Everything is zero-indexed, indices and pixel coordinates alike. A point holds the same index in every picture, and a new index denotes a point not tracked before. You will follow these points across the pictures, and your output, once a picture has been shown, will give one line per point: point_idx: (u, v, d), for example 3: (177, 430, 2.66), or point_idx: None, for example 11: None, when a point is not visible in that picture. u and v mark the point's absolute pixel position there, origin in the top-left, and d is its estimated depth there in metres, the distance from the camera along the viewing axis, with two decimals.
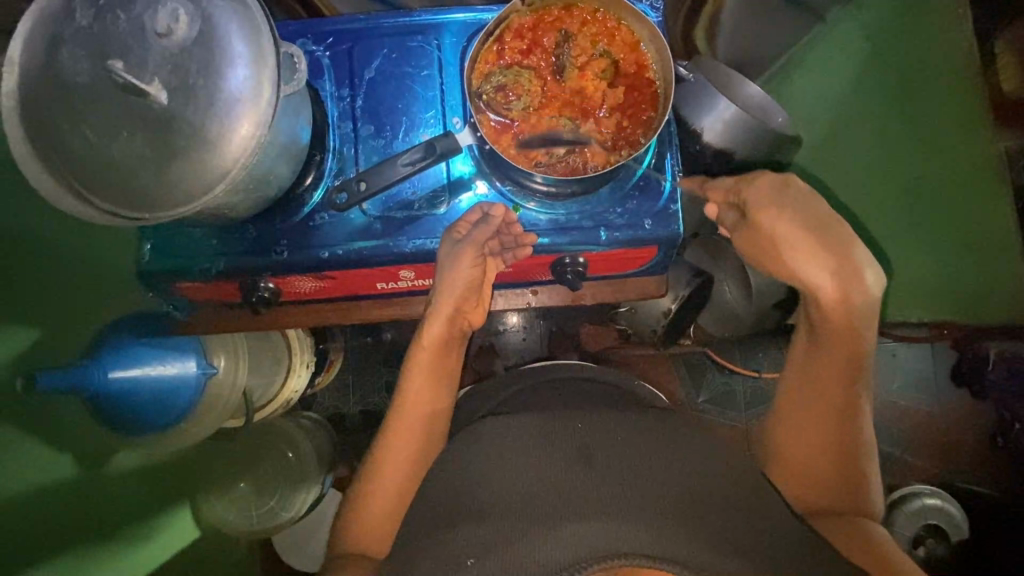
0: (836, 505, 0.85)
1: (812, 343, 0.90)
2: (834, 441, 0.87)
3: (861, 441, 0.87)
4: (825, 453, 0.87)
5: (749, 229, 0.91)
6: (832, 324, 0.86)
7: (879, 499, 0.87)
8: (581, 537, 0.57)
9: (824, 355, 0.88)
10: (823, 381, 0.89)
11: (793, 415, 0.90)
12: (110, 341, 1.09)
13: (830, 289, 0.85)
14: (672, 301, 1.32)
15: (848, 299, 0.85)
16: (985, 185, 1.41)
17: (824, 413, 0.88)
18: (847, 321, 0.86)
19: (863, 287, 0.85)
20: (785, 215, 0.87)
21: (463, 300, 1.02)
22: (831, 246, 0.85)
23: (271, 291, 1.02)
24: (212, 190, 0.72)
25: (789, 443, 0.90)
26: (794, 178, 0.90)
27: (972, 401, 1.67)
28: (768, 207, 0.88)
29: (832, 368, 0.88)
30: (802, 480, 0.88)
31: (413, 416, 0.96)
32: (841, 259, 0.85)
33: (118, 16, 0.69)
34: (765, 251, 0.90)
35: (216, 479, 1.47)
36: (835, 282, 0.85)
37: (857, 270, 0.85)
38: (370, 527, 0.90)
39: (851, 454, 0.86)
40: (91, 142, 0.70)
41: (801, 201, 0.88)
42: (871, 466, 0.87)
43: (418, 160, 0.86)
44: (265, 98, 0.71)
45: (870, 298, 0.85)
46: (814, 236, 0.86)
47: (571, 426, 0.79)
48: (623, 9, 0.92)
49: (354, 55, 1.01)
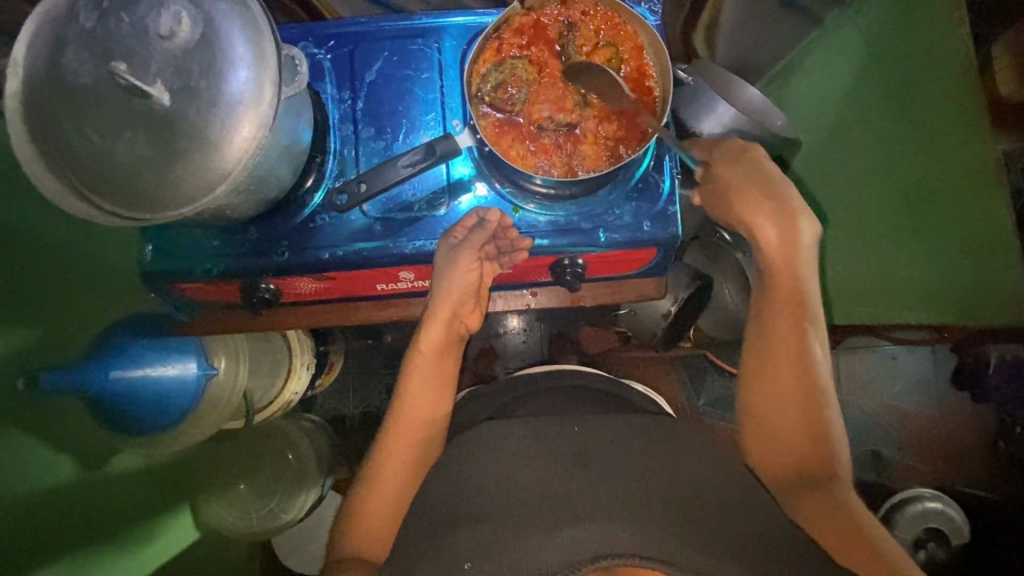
0: (806, 461, 0.86)
1: (761, 291, 0.97)
2: (795, 388, 0.90)
3: (819, 386, 0.90)
4: (787, 402, 0.90)
5: (707, 186, 0.98)
6: (774, 266, 0.94)
7: (845, 450, 0.88)
8: (576, 542, 0.57)
9: (772, 300, 0.95)
10: (776, 326, 0.94)
11: (755, 369, 0.94)
12: (110, 342, 1.10)
13: (772, 233, 0.93)
14: (672, 303, 1.33)
15: (787, 242, 0.93)
16: (982, 187, 1.42)
17: (781, 358, 0.92)
18: (786, 262, 0.94)
19: (799, 234, 0.93)
20: (734, 168, 0.95)
21: (461, 303, 1.03)
22: (774, 194, 0.93)
23: (272, 292, 1.03)
24: (213, 191, 0.72)
25: (755, 399, 0.92)
26: (755, 146, 0.97)
27: (971, 404, 1.67)
28: (727, 163, 0.96)
29: (783, 314, 0.94)
30: (771, 436, 0.89)
31: (412, 418, 0.97)
32: (785, 207, 0.93)
33: (121, 19, 0.70)
34: (720, 203, 0.97)
35: (215, 483, 1.46)
36: (776, 228, 0.93)
37: (794, 216, 0.93)
38: (369, 529, 0.90)
39: (811, 400, 0.89)
40: (94, 144, 0.71)
41: (751, 162, 0.95)
42: (831, 412, 0.89)
43: (418, 162, 0.87)
44: (266, 99, 0.72)
45: (806, 243, 0.94)
46: (762, 187, 0.93)
47: (569, 429, 0.80)
48: (626, 14, 0.92)
49: (354, 57, 1.02)
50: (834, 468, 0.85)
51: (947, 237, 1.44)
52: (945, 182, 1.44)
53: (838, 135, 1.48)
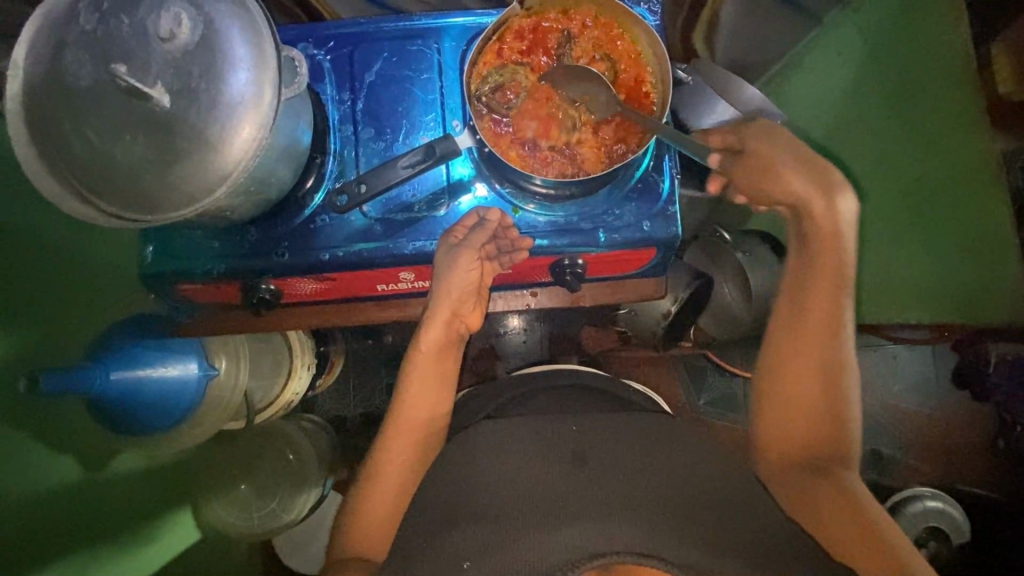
0: (818, 442, 0.86)
1: (800, 260, 0.91)
2: (819, 366, 0.88)
3: (844, 365, 0.88)
4: (809, 381, 0.88)
5: (744, 164, 0.87)
6: (818, 243, 0.88)
7: (858, 430, 0.87)
8: (574, 542, 0.57)
9: (811, 273, 0.89)
10: (813, 300, 0.89)
11: (782, 341, 0.90)
12: (111, 343, 1.10)
13: (817, 208, 0.87)
14: (673, 303, 1.32)
15: (832, 217, 0.87)
16: (979, 187, 1.42)
17: (810, 334, 0.89)
18: (830, 237, 0.88)
19: (842, 211, 0.87)
20: (773, 142, 0.86)
21: (460, 303, 1.03)
22: (816, 170, 0.87)
23: (272, 292, 1.02)
24: (214, 192, 0.73)
25: (776, 373, 0.90)
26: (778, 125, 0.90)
27: (971, 402, 1.67)
28: (763, 139, 0.87)
29: (822, 286, 0.88)
30: (786, 413, 0.88)
31: (412, 418, 0.97)
32: (826, 182, 0.87)
33: (121, 21, 0.70)
34: (757, 182, 0.87)
35: (216, 484, 1.45)
36: (822, 202, 0.86)
37: (836, 191, 0.87)
38: (369, 528, 0.90)
39: (833, 380, 0.87)
40: (94, 146, 0.71)
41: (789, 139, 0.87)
42: (851, 392, 0.88)
43: (418, 162, 0.87)
44: (266, 100, 0.72)
45: (847, 219, 0.88)
46: (804, 161, 0.86)
47: (568, 429, 0.80)
48: (625, 18, 0.93)
49: (354, 59, 1.02)
50: (842, 451, 0.85)
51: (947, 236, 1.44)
52: (945, 181, 1.44)
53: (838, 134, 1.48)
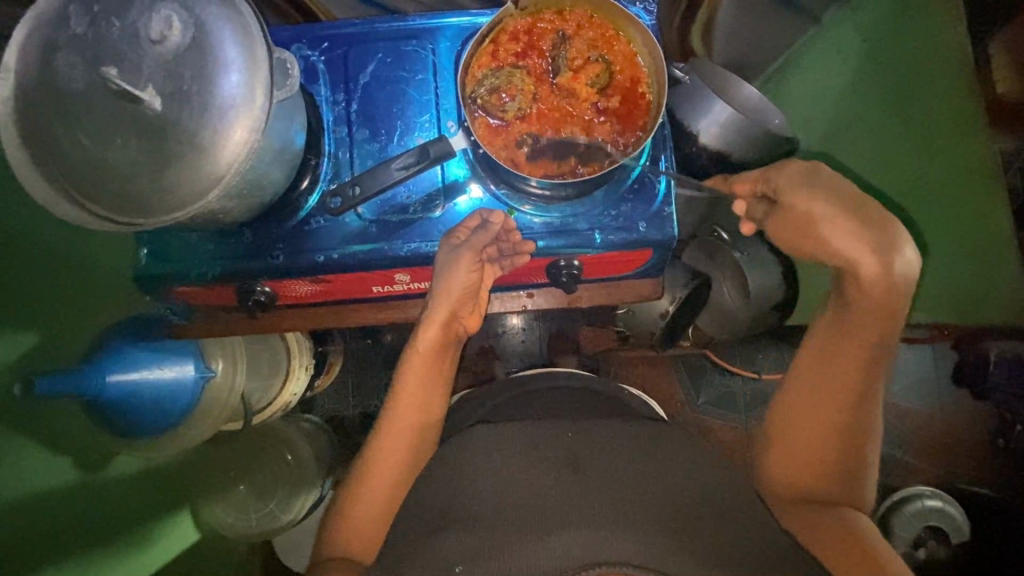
0: (823, 487, 0.84)
1: (841, 316, 0.86)
2: (842, 425, 0.84)
3: (869, 428, 0.85)
4: (828, 433, 0.85)
5: (780, 215, 0.88)
6: (865, 304, 0.83)
7: (868, 486, 0.85)
8: (564, 549, 0.57)
9: (850, 332, 0.85)
10: (845, 358, 0.85)
11: (806, 390, 0.88)
12: (107, 345, 1.10)
13: (870, 265, 0.81)
14: (671, 302, 1.32)
15: (884, 279, 0.81)
16: (980, 188, 1.41)
17: (834, 389, 0.86)
18: (879, 300, 0.82)
19: (900, 268, 0.81)
20: (811, 194, 0.84)
21: (459, 304, 1.01)
22: (864, 223, 0.82)
23: (267, 295, 1.03)
24: (205, 195, 0.72)
25: (795, 421, 0.87)
26: (819, 164, 0.88)
27: (972, 401, 1.66)
28: (800, 189, 0.85)
29: (856, 346, 0.85)
30: (801, 461, 0.85)
31: (404, 423, 0.96)
32: (878, 238, 0.81)
33: (112, 23, 0.69)
34: (795, 232, 0.87)
35: (214, 483, 1.46)
36: (874, 260, 0.81)
37: (894, 247, 0.81)
38: (359, 530, 0.89)
39: (853, 437, 0.84)
40: (86, 149, 0.71)
41: (831, 184, 0.85)
42: (870, 453, 0.85)
43: (411, 164, 0.87)
44: (258, 103, 0.71)
45: (905, 277, 0.82)
46: (849, 213, 0.82)
47: (562, 436, 0.79)
48: (621, 18, 0.92)
49: (348, 59, 1.01)
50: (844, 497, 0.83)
51: (946, 236, 1.43)
52: (944, 180, 1.43)
53: (836, 133, 1.47)
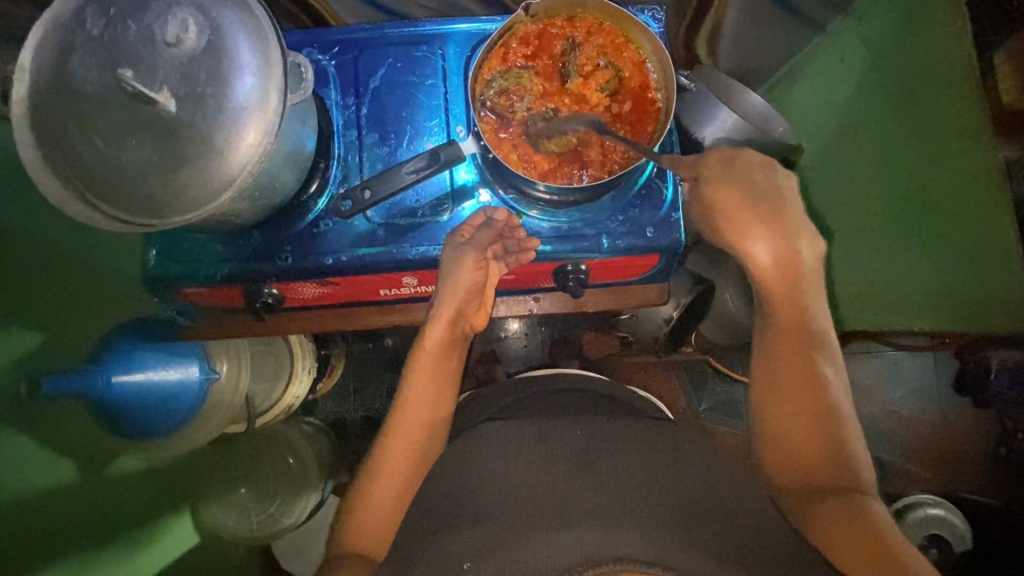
0: (831, 477, 0.80)
1: (761, 318, 0.91)
2: (811, 415, 0.84)
3: (837, 413, 0.84)
4: (803, 426, 0.84)
5: (698, 206, 0.91)
6: (773, 296, 0.88)
7: (869, 468, 0.82)
8: (574, 541, 0.57)
9: (776, 328, 0.89)
10: (781, 353, 0.88)
11: (763, 392, 0.89)
12: (114, 346, 1.10)
13: (768, 256, 0.87)
14: (674, 308, 1.34)
15: (785, 267, 0.87)
16: (983, 194, 1.33)
17: (787, 381, 0.87)
18: (788, 288, 0.88)
19: (799, 255, 0.87)
20: (731, 188, 0.87)
21: (465, 302, 1.02)
22: (772, 218, 0.87)
23: (275, 296, 1.03)
24: (218, 197, 0.73)
25: (769, 419, 0.87)
26: (746, 151, 0.89)
27: (973, 410, 1.67)
28: (716, 181, 0.87)
29: (787, 341, 0.88)
30: (788, 458, 0.83)
31: (414, 420, 0.96)
32: (781, 231, 0.86)
33: (128, 26, 0.70)
34: (708, 224, 0.90)
35: (217, 481, 1.47)
36: (773, 250, 0.87)
37: (794, 238, 0.87)
38: (368, 529, 0.88)
39: (828, 424, 0.83)
40: (99, 149, 0.71)
41: (741, 170, 0.88)
42: (853, 436, 0.83)
43: (423, 168, 0.87)
44: (272, 107, 0.72)
45: (806, 264, 0.88)
46: (756, 204, 0.87)
47: (569, 432, 0.80)
48: (632, 26, 0.93)
49: (358, 64, 1.02)
50: (857, 482, 0.79)
51: None
52: None
53: None
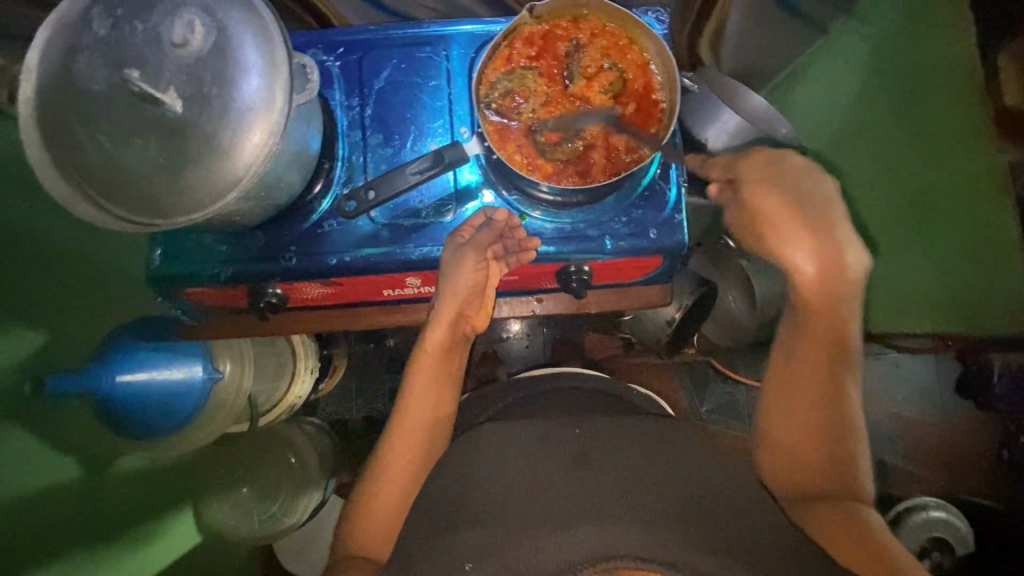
0: (829, 483, 0.82)
1: (791, 324, 0.92)
2: (822, 421, 0.86)
3: (849, 426, 0.86)
4: (814, 428, 0.86)
5: (736, 207, 0.94)
6: (809, 306, 0.89)
7: (870, 480, 0.84)
8: (578, 540, 0.57)
9: (804, 335, 0.90)
10: (805, 359, 0.90)
11: (779, 394, 0.91)
12: (119, 345, 1.11)
13: (811, 269, 0.87)
14: (677, 310, 1.33)
15: (828, 279, 0.87)
16: (984, 195, 1.35)
17: (807, 384, 0.89)
18: (825, 300, 0.88)
19: (845, 269, 0.86)
20: (768, 193, 0.89)
21: (466, 303, 1.03)
22: (810, 226, 0.87)
23: (279, 296, 1.02)
24: (223, 198, 0.73)
25: (783, 418, 0.89)
26: (789, 155, 0.91)
27: (976, 412, 1.67)
28: (756, 183, 0.91)
29: (813, 348, 0.89)
30: (790, 459, 0.86)
31: (415, 420, 0.97)
32: (822, 241, 0.86)
33: (134, 27, 0.70)
34: (749, 228, 0.92)
35: (218, 482, 1.48)
36: (815, 262, 0.87)
37: (840, 251, 0.86)
38: (372, 529, 0.89)
39: (837, 433, 0.85)
40: (105, 149, 0.72)
41: (784, 176, 0.90)
42: (860, 447, 0.85)
43: (427, 169, 0.87)
44: (278, 108, 0.72)
45: (850, 278, 0.86)
46: (797, 211, 0.88)
47: (571, 431, 0.80)
48: (636, 27, 0.93)
49: (363, 65, 1.02)
50: (855, 491, 0.81)
51: None
52: None
53: None
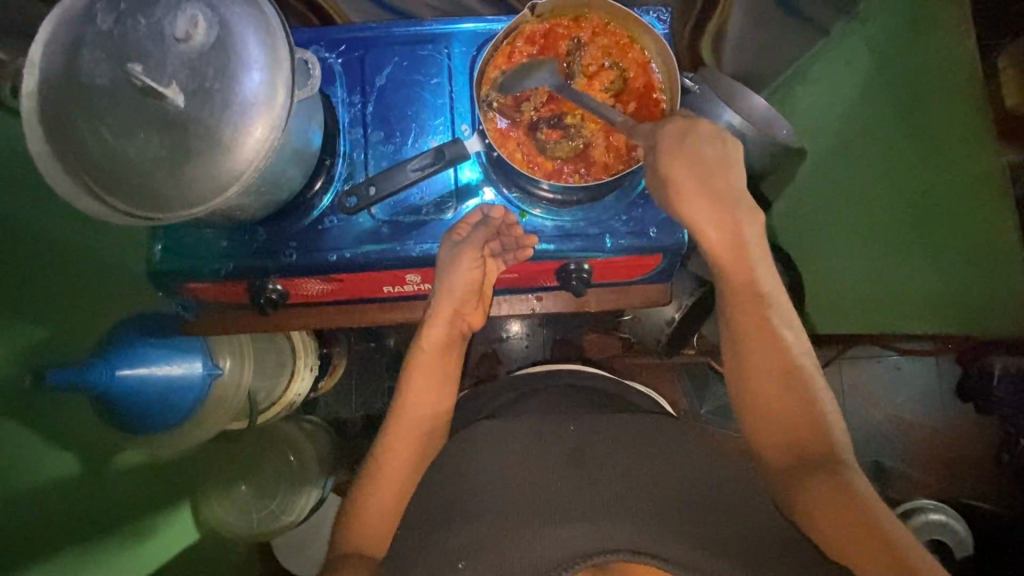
0: (812, 445, 0.77)
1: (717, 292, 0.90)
2: (782, 383, 0.82)
3: (807, 377, 0.82)
4: (782, 398, 0.81)
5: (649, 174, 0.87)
6: (726, 271, 0.88)
7: (845, 434, 0.80)
8: (577, 537, 0.58)
9: (731, 301, 0.88)
10: (743, 326, 0.86)
11: (735, 369, 0.86)
12: (118, 340, 1.11)
13: (716, 236, 0.86)
14: (677, 310, 1.35)
15: (733, 243, 0.87)
16: (985, 197, 1.42)
17: (759, 351, 0.85)
18: (738, 261, 0.87)
19: (744, 230, 0.87)
20: (681, 160, 0.84)
21: (463, 301, 1.04)
22: (716, 192, 0.85)
23: (279, 293, 1.03)
24: (225, 191, 0.73)
25: (749, 394, 0.83)
26: (696, 121, 0.87)
27: (975, 416, 1.67)
28: (673, 154, 0.84)
29: (744, 311, 0.86)
30: (768, 433, 0.81)
31: (414, 417, 0.97)
32: (727, 208, 0.86)
33: (138, 21, 0.71)
34: (660, 195, 0.88)
35: (217, 478, 1.47)
36: (720, 230, 0.86)
37: (738, 218, 0.86)
38: (369, 526, 0.89)
39: (799, 388, 0.81)
40: (108, 142, 0.72)
41: (694, 145, 0.85)
42: (822, 395, 0.82)
43: (427, 165, 0.88)
44: (279, 102, 0.73)
45: (751, 238, 0.87)
46: (703, 183, 0.84)
47: (568, 429, 0.80)
48: (637, 26, 0.93)
49: (365, 62, 1.03)
50: (839, 451, 0.77)
51: (951, 248, 1.44)
52: (952, 191, 1.44)
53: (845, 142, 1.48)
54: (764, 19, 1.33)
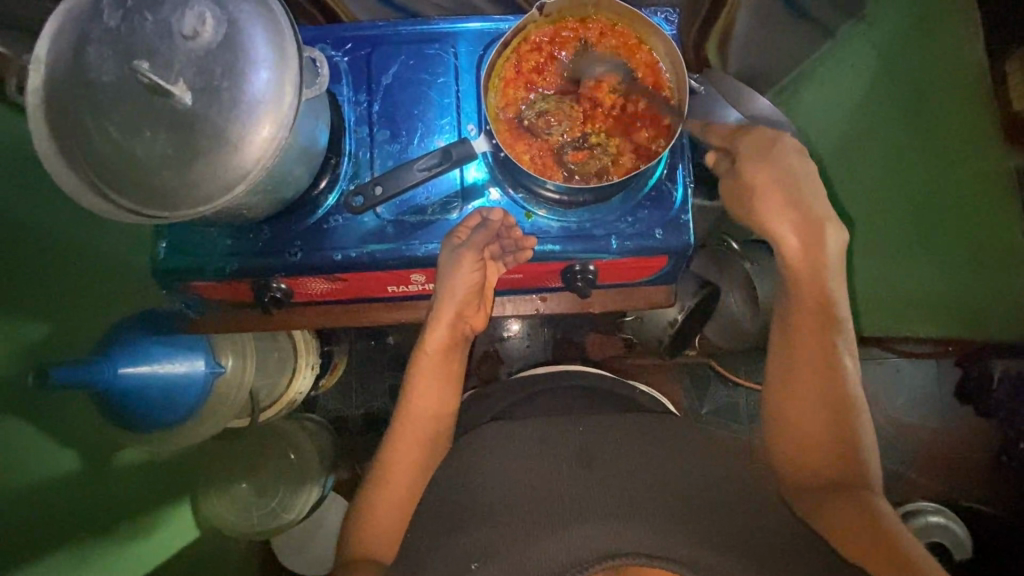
0: (837, 466, 0.79)
1: (782, 302, 0.90)
2: (823, 401, 0.82)
3: (853, 402, 0.82)
4: (815, 412, 0.82)
5: (731, 180, 0.90)
6: (797, 283, 0.87)
7: (876, 464, 0.81)
8: (587, 538, 0.58)
9: (795, 313, 0.87)
10: (800, 339, 0.86)
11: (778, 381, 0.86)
12: (120, 338, 1.11)
13: (795, 245, 0.87)
14: (680, 311, 1.35)
15: (812, 258, 0.86)
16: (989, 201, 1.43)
17: (811, 369, 0.84)
18: (812, 273, 0.86)
19: (824, 242, 0.86)
20: (766, 170, 0.87)
21: (464, 304, 1.02)
22: (799, 203, 0.86)
23: (283, 291, 1.03)
24: (231, 190, 0.73)
25: (786, 401, 0.85)
26: (784, 136, 0.90)
27: (975, 418, 1.67)
28: (752, 161, 0.87)
29: (808, 325, 0.86)
30: (794, 446, 0.83)
31: (419, 422, 0.97)
32: (813, 220, 0.86)
33: (145, 18, 0.70)
34: (738, 201, 0.90)
35: (220, 477, 1.47)
36: (800, 239, 0.86)
37: (820, 226, 0.85)
38: (376, 530, 0.89)
39: (839, 411, 0.82)
40: (114, 140, 0.71)
41: (781, 157, 0.87)
42: (862, 422, 0.82)
43: (434, 165, 0.87)
44: (287, 101, 0.72)
45: (833, 253, 0.87)
46: (785, 190, 0.86)
47: (573, 429, 0.80)
48: (643, 25, 0.93)
49: (371, 60, 1.02)
50: (867, 478, 0.78)
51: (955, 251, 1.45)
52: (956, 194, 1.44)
53: (850, 144, 1.47)
54: (770, 20, 1.32)
